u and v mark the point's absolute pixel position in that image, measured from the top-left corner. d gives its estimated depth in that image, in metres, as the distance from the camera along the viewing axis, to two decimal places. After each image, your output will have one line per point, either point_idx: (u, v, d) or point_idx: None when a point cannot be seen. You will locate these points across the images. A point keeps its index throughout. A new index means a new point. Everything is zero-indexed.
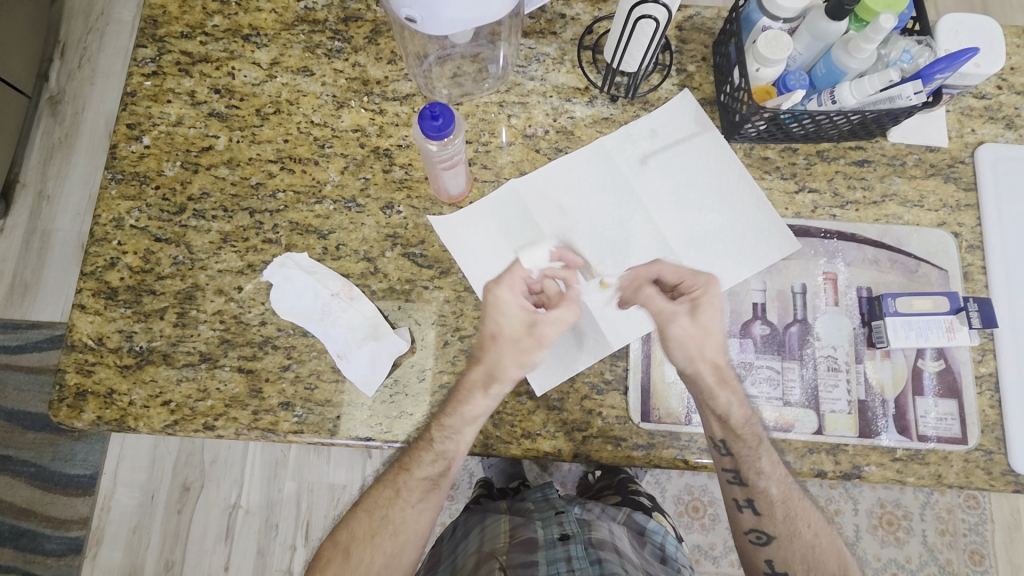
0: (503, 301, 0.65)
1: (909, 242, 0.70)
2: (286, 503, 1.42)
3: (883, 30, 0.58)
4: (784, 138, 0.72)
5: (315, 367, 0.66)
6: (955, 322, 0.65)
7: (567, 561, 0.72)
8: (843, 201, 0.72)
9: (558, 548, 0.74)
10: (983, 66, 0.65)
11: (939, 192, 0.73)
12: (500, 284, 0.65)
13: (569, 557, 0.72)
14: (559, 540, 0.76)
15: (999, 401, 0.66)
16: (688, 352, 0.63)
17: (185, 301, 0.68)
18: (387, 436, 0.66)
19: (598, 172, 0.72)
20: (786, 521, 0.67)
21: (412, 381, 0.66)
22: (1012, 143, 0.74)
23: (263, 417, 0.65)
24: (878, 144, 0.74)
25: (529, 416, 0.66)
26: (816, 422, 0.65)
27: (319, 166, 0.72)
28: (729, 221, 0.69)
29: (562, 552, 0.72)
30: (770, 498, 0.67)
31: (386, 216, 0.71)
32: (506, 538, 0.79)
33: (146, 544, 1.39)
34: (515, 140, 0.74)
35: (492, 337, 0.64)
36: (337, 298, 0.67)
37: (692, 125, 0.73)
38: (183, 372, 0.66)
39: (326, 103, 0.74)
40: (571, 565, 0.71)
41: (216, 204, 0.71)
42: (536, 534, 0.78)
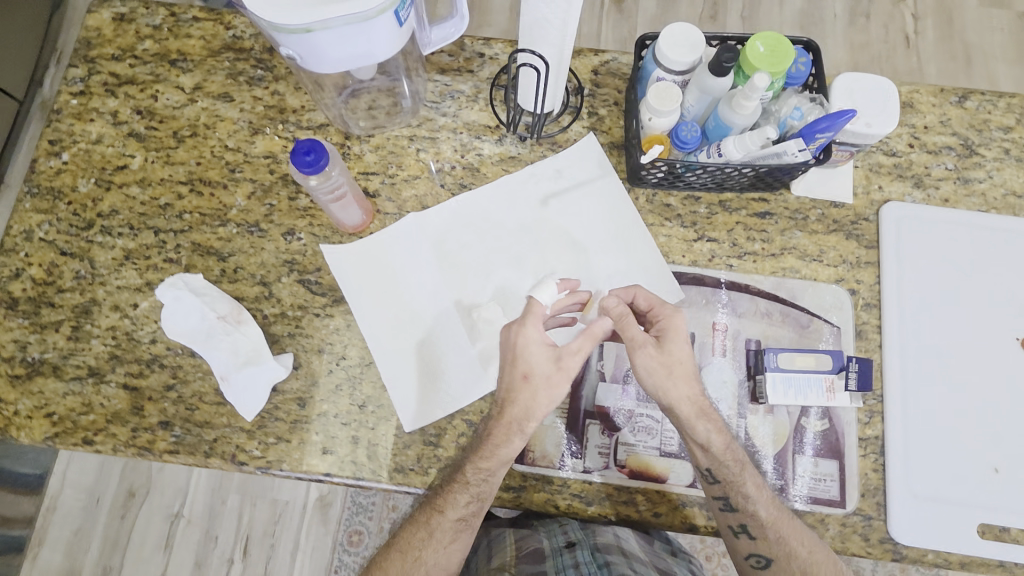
0: (531, 340, 0.62)
1: (802, 296, 0.71)
2: (228, 516, 1.36)
3: (759, 89, 0.59)
4: (684, 186, 0.73)
5: (199, 388, 0.68)
6: (837, 382, 0.66)
7: (574, 568, 0.71)
8: (741, 251, 0.73)
9: (566, 556, 0.73)
10: (875, 126, 0.66)
11: (839, 247, 0.73)
12: (525, 325, 0.62)
13: (576, 564, 0.71)
14: (565, 547, 0.74)
15: (883, 465, 0.66)
16: (658, 380, 0.62)
17: (81, 315, 0.70)
18: (261, 461, 0.66)
19: (499, 209, 0.73)
20: (781, 543, 0.62)
21: (292, 408, 0.67)
22: (918, 203, 0.74)
23: (142, 435, 0.66)
24: (782, 197, 0.74)
25: (404, 451, 0.66)
26: (691, 475, 0.65)
27: (227, 189, 0.74)
28: (623, 265, 0.71)
29: (569, 559, 0.72)
30: (759, 520, 0.63)
31: (286, 243, 0.72)
32: (513, 550, 0.77)
33: (86, 548, 1.35)
34: (422, 174, 0.75)
35: (523, 376, 0.61)
36: (223, 321, 0.68)
37: (595, 169, 0.74)
38: (69, 385, 0.67)
39: (241, 128, 0.76)
40: (580, 571, 0.70)
41: (123, 221, 0.73)
42: (542, 544, 0.76)
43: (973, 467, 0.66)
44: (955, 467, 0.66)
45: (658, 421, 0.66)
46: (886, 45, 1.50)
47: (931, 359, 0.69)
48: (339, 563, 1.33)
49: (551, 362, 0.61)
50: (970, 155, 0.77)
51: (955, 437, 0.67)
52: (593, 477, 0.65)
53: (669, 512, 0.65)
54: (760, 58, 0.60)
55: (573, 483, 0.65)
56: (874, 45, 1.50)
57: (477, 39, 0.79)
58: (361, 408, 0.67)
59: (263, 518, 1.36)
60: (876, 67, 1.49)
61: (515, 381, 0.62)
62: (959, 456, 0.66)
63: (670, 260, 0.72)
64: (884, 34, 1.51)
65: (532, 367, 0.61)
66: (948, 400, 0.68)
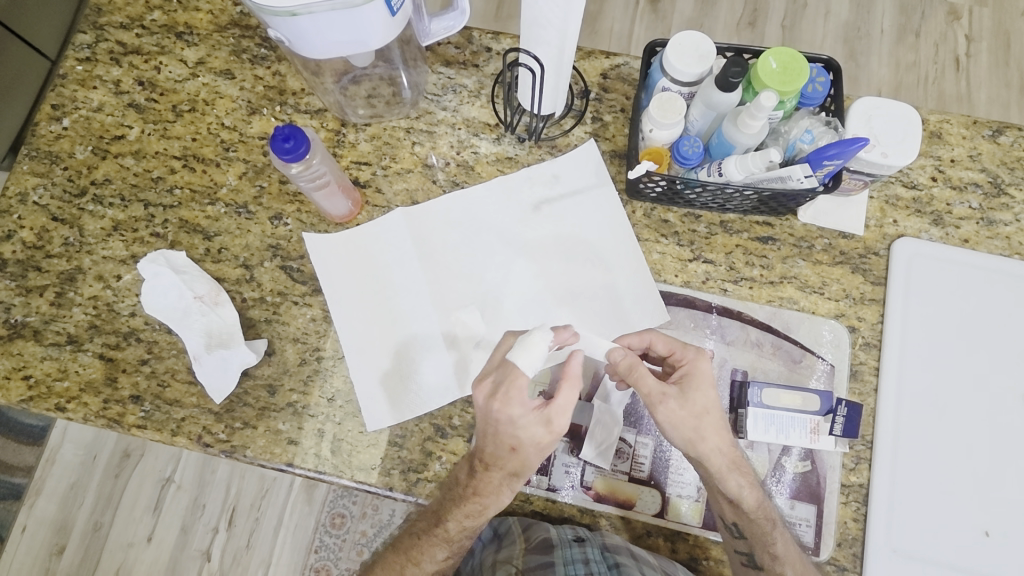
0: (513, 416, 0.56)
1: (797, 329, 0.67)
2: (218, 486, 1.29)
3: (765, 109, 0.56)
4: (684, 203, 0.70)
5: (172, 365, 0.67)
6: (822, 424, 0.63)
7: (583, 565, 0.62)
8: (737, 276, 0.69)
9: (574, 549, 0.64)
10: (891, 157, 0.62)
11: (844, 281, 0.69)
12: (505, 403, 0.55)
13: (586, 560, 0.63)
14: (574, 539, 0.64)
15: (864, 516, 0.62)
16: (684, 434, 0.58)
17: (65, 282, 0.70)
18: (225, 445, 0.65)
19: (489, 211, 0.72)
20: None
21: (261, 395, 0.66)
22: (935, 241, 0.70)
23: (111, 407, 0.66)
24: (787, 223, 0.70)
25: (368, 450, 0.65)
26: (659, 504, 0.62)
27: (219, 168, 0.74)
28: (608, 280, 0.69)
29: (578, 554, 0.63)
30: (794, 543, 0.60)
31: (272, 227, 0.72)
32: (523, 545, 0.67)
33: (80, 502, 1.28)
34: (415, 168, 0.74)
35: (511, 448, 0.57)
36: (200, 302, 0.67)
37: (591, 177, 0.72)
38: (48, 351, 0.68)
39: (239, 107, 0.75)
40: (588, 571, 0.62)
41: (115, 192, 0.73)
42: (549, 533, 0.65)
43: (962, 528, 0.62)
44: (941, 526, 0.62)
45: (630, 445, 0.64)
46: (935, 66, 1.42)
47: (927, 408, 0.65)
48: (320, 545, 1.25)
49: (540, 429, 0.56)
50: (999, 195, 0.72)
51: (945, 494, 0.63)
52: (558, 496, 0.63)
53: (633, 540, 0.63)
54: (771, 75, 0.58)
55: (537, 500, 0.63)
56: (922, 65, 1.42)
57: (485, 33, 0.77)
58: (329, 402, 0.66)
59: (251, 492, 1.28)
60: (920, 90, 1.41)
61: (503, 451, 0.58)
62: (948, 515, 0.62)
63: (661, 278, 0.69)
64: (933, 54, 1.43)
65: (520, 440, 0.56)
66: (942, 454, 0.64)
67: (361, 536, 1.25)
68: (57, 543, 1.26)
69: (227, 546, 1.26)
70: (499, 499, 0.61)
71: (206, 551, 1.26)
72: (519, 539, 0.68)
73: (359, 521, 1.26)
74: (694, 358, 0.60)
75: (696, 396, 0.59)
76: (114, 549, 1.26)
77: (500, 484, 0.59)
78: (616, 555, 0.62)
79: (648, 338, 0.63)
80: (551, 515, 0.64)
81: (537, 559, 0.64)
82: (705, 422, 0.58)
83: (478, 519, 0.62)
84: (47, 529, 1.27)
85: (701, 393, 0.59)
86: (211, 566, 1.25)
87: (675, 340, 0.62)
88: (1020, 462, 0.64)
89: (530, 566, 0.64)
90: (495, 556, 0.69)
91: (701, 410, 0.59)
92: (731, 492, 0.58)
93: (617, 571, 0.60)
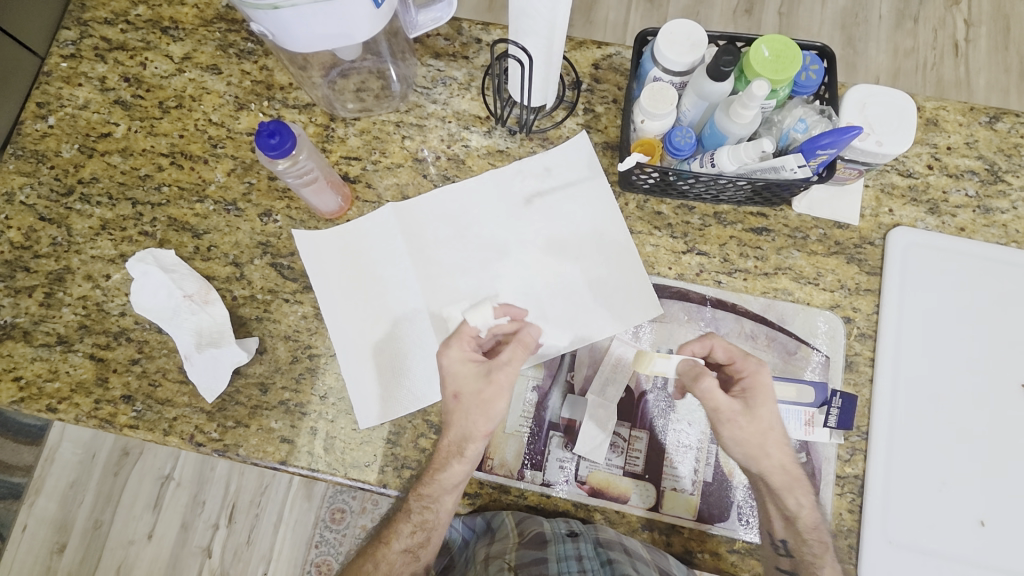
0: (452, 360, 0.62)
1: (791, 320, 0.67)
2: (217, 483, 1.29)
3: (756, 98, 0.55)
4: (678, 194, 0.69)
5: (163, 365, 0.67)
6: (817, 416, 0.63)
7: (576, 561, 0.60)
8: (731, 268, 0.69)
9: (568, 544, 0.62)
10: (886, 145, 0.61)
11: (839, 271, 0.68)
12: (449, 345, 0.62)
13: (579, 556, 0.61)
14: (568, 533, 0.63)
15: (859, 507, 0.62)
16: (746, 449, 0.60)
17: (54, 282, 0.69)
18: (217, 444, 0.65)
19: (481, 205, 0.71)
20: None
21: (253, 393, 0.66)
22: (930, 230, 0.69)
23: (103, 408, 0.66)
24: (782, 214, 0.70)
25: (361, 447, 0.64)
26: (654, 498, 0.62)
27: (207, 165, 0.73)
28: (602, 274, 0.68)
29: (572, 549, 0.62)
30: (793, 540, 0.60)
31: (261, 224, 0.71)
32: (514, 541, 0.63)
33: (80, 500, 1.27)
34: (405, 162, 0.73)
35: (453, 398, 0.61)
36: (189, 300, 0.66)
37: (583, 169, 0.71)
38: (38, 351, 0.67)
39: (227, 103, 0.75)
40: (581, 568, 0.60)
41: (103, 190, 0.72)
42: (543, 527, 0.64)
43: (957, 518, 0.62)
44: (937, 516, 0.62)
45: (624, 439, 0.64)
46: (934, 52, 1.41)
47: (923, 399, 0.64)
48: (320, 540, 1.25)
49: (478, 379, 0.61)
50: (996, 182, 0.71)
51: (942, 484, 0.62)
52: (553, 490, 0.63)
53: (628, 534, 0.63)
54: (764, 64, 0.57)
55: (531, 495, 0.64)
56: (920, 51, 1.41)
57: (475, 24, 0.75)
58: (322, 399, 0.66)
59: (250, 488, 1.28)
60: (918, 76, 1.40)
61: (447, 404, 0.61)
62: (943, 505, 0.62)
63: (654, 270, 0.69)
64: (931, 40, 1.41)
65: (460, 388, 0.61)
66: (938, 444, 0.63)
67: (360, 531, 1.25)
68: (58, 541, 1.26)
69: (227, 543, 1.26)
70: (454, 469, 0.61)
71: (206, 548, 1.26)
72: (512, 532, 0.64)
73: (358, 516, 1.26)
74: (754, 370, 0.61)
75: (759, 410, 0.60)
76: (115, 546, 1.26)
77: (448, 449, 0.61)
78: (609, 550, 0.61)
79: (709, 345, 0.62)
80: (545, 510, 0.64)
81: (531, 553, 0.62)
82: (770, 439, 0.60)
83: (434, 494, 0.61)
84: (48, 528, 1.27)
85: (765, 406, 0.61)
86: (212, 562, 1.25)
87: (735, 349, 0.62)
88: (1016, 452, 0.63)
89: (524, 561, 0.61)
90: (485, 551, 0.65)
91: (765, 426, 0.60)
92: (790, 510, 0.59)
93: (612, 568, 0.59)
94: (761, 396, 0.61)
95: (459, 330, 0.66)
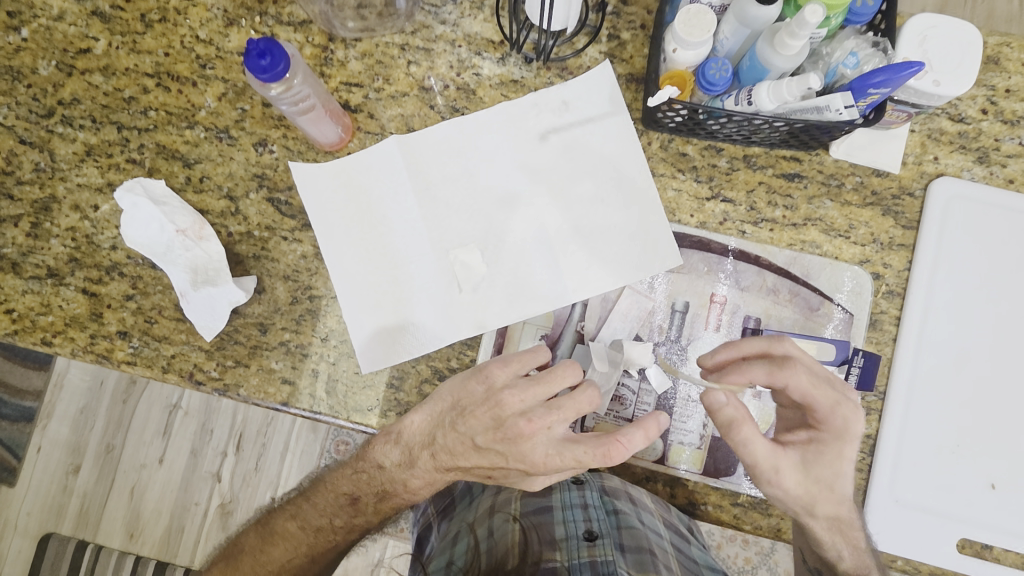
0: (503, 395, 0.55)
1: (817, 275, 0.63)
2: (223, 413, 1.30)
3: (808, 26, 0.49)
4: (705, 135, 0.63)
5: (158, 302, 0.64)
6: (835, 375, 0.61)
7: (582, 510, 0.66)
8: (758, 217, 0.64)
9: (574, 495, 0.68)
10: (943, 86, 0.56)
11: (873, 224, 0.64)
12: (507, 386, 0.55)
13: (585, 506, 0.66)
14: (574, 485, 0.70)
15: (869, 466, 0.61)
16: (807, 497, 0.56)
17: (40, 212, 0.65)
18: (217, 383, 0.63)
19: (493, 140, 0.66)
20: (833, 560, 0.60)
21: (252, 334, 0.64)
22: (975, 182, 0.64)
23: (99, 343, 0.64)
24: (817, 159, 0.64)
25: (362, 392, 0.63)
26: (661, 451, 0.61)
27: (196, 88, 0.67)
28: (621, 219, 0.64)
29: (578, 499, 0.67)
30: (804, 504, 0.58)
31: (257, 154, 0.66)
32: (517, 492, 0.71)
33: (91, 425, 1.29)
34: (410, 91, 0.67)
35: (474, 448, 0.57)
36: (182, 236, 0.63)
37: (605, 104, 0.65)
38: (28, 284, 0.64)
39: (214, 17, 0.68)
40: (587, 517, 0.64)
41: (85, 112, 0.67)
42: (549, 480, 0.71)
43: (969, 480, 0.61)
44: (946, 477, 0.61)
45: (633, 391, 0.62)
46: None
47: (947, 361, 0.62)
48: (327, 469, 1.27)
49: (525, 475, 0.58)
50: None
51: (955, 447, 0.61)
52: None
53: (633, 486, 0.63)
54: None
55: None
56: None
57: None
58: (323, 341, 0.63)
59: (255, 419, 1.29)
60: (970, 8, 1.27)
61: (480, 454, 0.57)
62: (955, 465, 0.61)
63: (675, 217, 0.64)
64: None
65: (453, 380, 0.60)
66: (956, 408, 0.61)
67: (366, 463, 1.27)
68: (72, 462, 1.29)
69: (236, 469, 1.28)
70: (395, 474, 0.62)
71: (215, 474, 1.28)
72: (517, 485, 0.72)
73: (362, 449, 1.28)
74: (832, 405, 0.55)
75: (824, 458, 0.56)
76: (128, 469, 1.29)
77: (401, 461, 0.61)
78: (614, 501, 0.64)
79: (786, 375, 0.54)
80: None
81: (536, 504, 0.68)
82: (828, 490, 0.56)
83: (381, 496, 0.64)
84: (63, 451, 1.29)
85: (836, 450, 0.55)
86: (222, 487, 1.28)
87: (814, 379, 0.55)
88: None
89: (529, 509, 0.67)
90: (493, 501, 0.69)
91: (824, 477, 0.55)
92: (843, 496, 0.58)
93: (618, 518, 0.62)
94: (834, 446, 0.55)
95: (468, 277, 0.63)
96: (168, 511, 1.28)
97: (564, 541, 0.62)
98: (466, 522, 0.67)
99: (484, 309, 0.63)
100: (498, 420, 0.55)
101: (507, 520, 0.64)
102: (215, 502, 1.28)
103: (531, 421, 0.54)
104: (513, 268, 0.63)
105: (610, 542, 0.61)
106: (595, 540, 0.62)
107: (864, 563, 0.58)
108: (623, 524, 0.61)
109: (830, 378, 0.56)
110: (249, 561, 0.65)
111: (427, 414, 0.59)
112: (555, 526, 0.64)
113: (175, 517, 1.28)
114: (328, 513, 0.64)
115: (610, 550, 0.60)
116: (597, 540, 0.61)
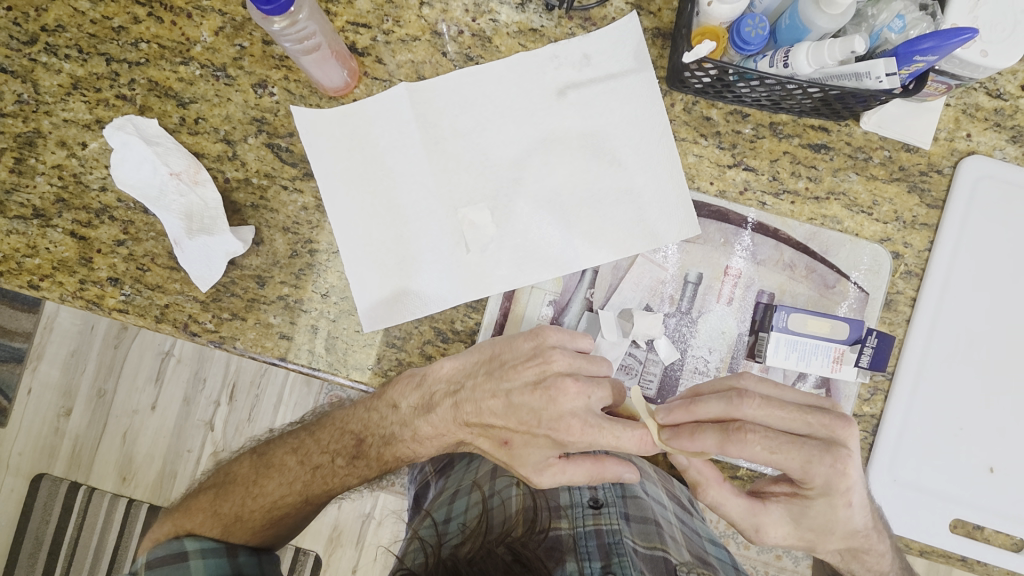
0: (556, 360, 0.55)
1: (835, 251, 0.62)
2: (217, 363, 1.29)
3: None
4: (732, 99, 0.60)
5: (151, 249, 0.62)
6: (847, 354, 0.60)
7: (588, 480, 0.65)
8: (780, 188, 0.62)
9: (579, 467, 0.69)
10: (991, 56, 0.53)
11: (897, 201, 0.62)
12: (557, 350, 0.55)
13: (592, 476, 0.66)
14: None
15: (871, 445, 0.61)
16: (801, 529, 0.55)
17: (24, 147, 0.62)
18: (213, 335, 0.61)
19: (508, 94, 0.62)
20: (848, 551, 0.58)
21: (249, 286, 0.61)
22: (1005, 162, 0.62)
23: (89, 289, 0.61)
24: (846, 129, 0.61)
25: (363, 352, 0.61)
26: None
27: (191, 20, 0.62)
28: (638, 184, 0.61)
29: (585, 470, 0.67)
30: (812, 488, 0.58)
31: (256, 96, 0.62)
32: None
33: (82, 370, 1.28)
34: (422, 35, 0.62)
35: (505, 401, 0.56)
36: (176, 179, 0.60)
37: (628, 60, 0.62)
38: (13, 225, 0.61)
39: None
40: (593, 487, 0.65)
41: (71, 41, 0.62)
42: None
43: (967, 464, 0.61)
44: (946, 460, 0.61)
45: (639, 361, 0.61)
46: None
47: (960, 346, 0.61)
48: None
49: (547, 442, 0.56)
50: None
51: (958, 430, 0.61)
52: None
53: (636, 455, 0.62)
54: None
55: None
56: None
57: None
58: (323, 297, 0.61)
59: (249, 369, 1.28)
60: None
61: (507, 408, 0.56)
62: (956, 449, 0.61)
63: (694, 184, 0.62)
64: None
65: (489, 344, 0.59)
66: (962, 392, 0.61)
67: None
68: (63, 405, 1.28)
69: (229, 419, 1.28)
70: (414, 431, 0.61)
71: (207, 422, 1.28)
72: None
73: None
74: (802, 464, 0.51)
75: (810, 512, 0.54)
76: (120, 414, 1.28)
77: (418, 405, 0.59)
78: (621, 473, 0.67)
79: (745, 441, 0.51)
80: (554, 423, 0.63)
81: None
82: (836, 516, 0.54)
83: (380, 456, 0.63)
84: (53, 394, 1.28)
85: (823, 505, 0.53)
86: (215, 436, 1.28)
87: (776, 442, 0.51)
88: None
89: None
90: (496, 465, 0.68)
91: (816, 525, 0.54)
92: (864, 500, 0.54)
93: (623, 488, 0.64)
94: (822, 499, 0.53)
95: (476, 235, 0.61)
96: (161, 457, 1.28)
97: (570, 509, 0.63)
98: (467, 481, 0.68)
99: (490, 272, 0.61)
100: (542, 375, 0.55)
101: (511, 485, 0.64)
102: (208, 450, 1.28)
103: (578, 382, 0.54)
104: (522, 229, 0.61)
105: (616, 511, 0.62)
106: (601, 508, 0.62)
107: (876, 547, 0.57)
108: (629, 493, 0.64)
109: (795, 439, 0.51)
110: (241, 492, 0.64)
111: (460, 362, 0.58)
112: (561, 493, 0.65)
113: (167, 463, 1.27)
114: (330, 452, 0.63)
115: (615, 517, 0.61)
116: (603, 509, 0.62)
